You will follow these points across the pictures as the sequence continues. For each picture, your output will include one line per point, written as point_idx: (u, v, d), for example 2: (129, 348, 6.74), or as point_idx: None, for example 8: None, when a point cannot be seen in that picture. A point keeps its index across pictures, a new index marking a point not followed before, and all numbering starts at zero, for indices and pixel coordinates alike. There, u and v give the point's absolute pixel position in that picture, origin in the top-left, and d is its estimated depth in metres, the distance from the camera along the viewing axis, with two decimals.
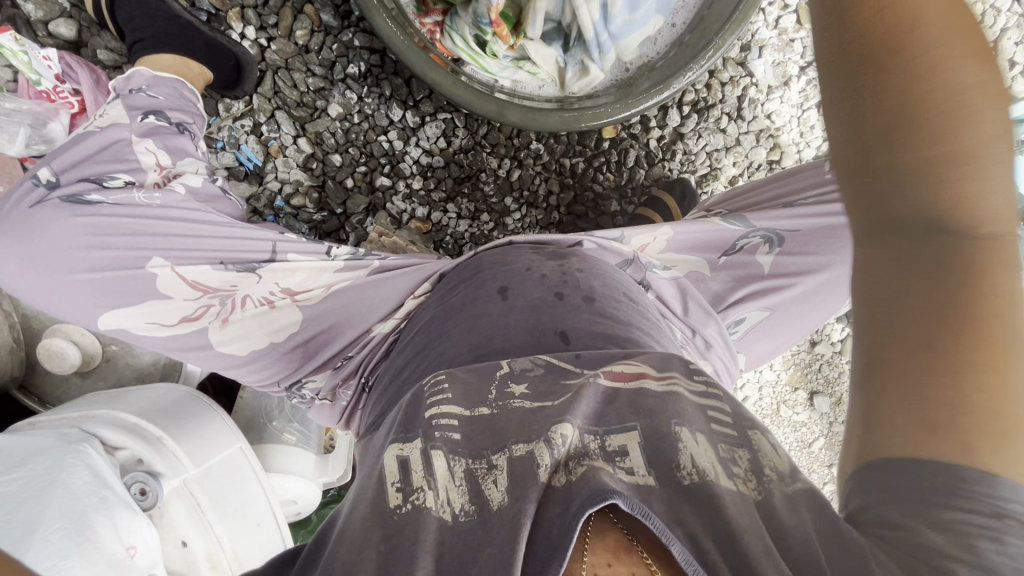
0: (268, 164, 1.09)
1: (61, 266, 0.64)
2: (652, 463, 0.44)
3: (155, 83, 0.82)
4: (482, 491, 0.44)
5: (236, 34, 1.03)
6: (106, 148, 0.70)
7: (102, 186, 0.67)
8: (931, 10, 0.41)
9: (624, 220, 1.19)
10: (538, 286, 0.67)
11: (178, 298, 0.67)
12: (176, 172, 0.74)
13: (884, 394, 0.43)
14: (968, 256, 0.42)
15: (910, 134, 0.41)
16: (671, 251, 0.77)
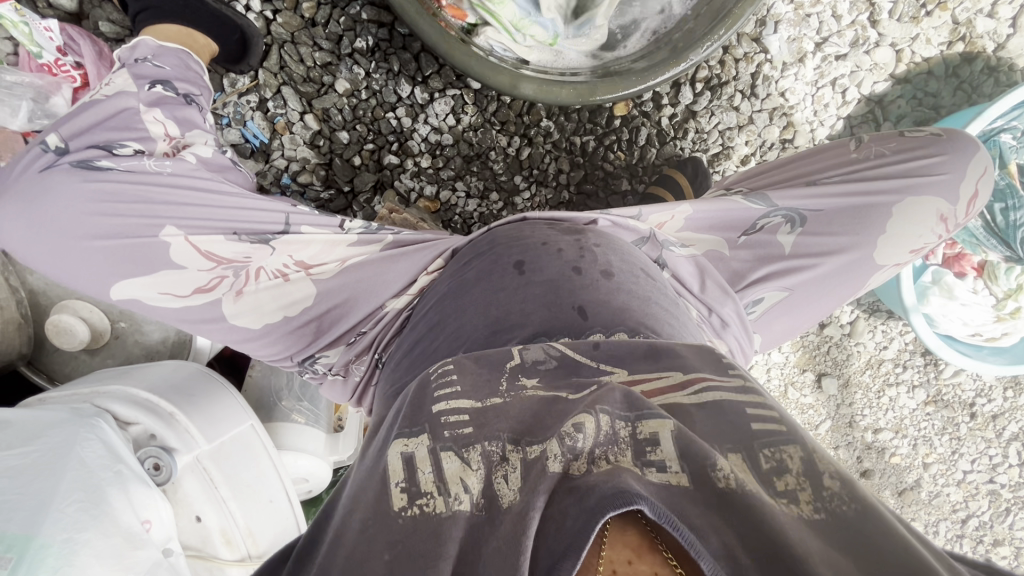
0: (274, 141, 1.08)
1: (72, 232, 0.63)
2: (686, 460, 0.40)
3: (160, 53, 0.81)
4: (493, 485, 0.42)
5: (241, 6, 1.00)
6: (116, 116, 0.68)
7: (112, 153, 0.66)
8: None
9: (635, 200, 1.18)
10: (555, 260, 0.66)
11: (191, 268, 0.66)
12: (185, 142, 0.72)
13: None
14: None
15: None
16: (689, 230, 0.76)
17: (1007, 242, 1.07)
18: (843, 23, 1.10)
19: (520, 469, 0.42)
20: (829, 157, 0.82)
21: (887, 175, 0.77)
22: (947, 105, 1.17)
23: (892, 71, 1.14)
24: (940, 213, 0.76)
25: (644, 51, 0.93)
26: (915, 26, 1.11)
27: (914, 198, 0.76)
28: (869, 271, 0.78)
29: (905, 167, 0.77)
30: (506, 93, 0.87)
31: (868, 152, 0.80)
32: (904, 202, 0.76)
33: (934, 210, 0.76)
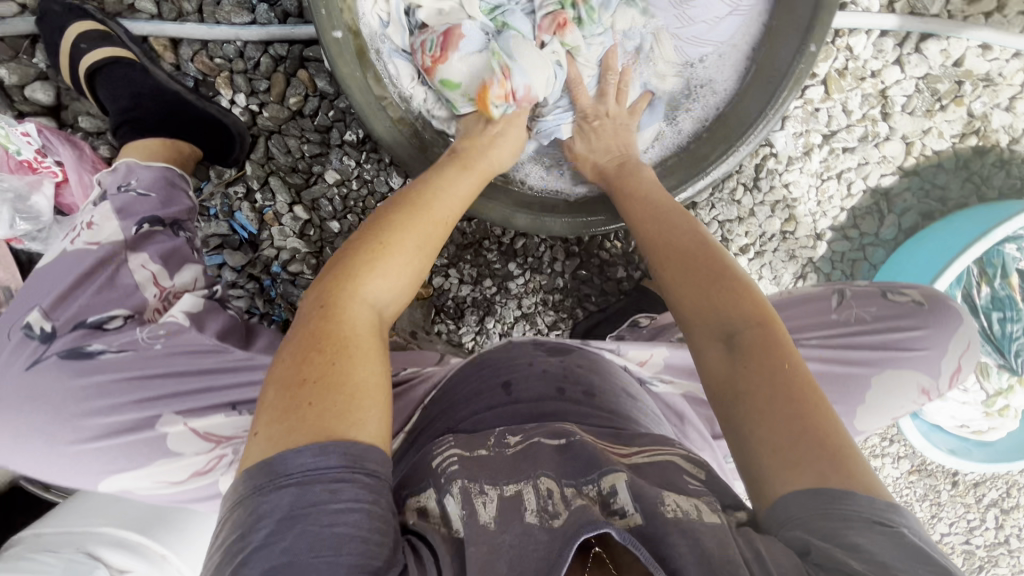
0: (263, 232, 1.06)
1: (63, 438, 0.61)
2: (638, 504, 0.51)
3: (138, 172, 0.79)
4: (472, 506, 0.51)
5: (226, 101, 0.95)
6: (104, 284, 0.67)
7: (100, 328, 0.65)
8: (725, 257, 0.69)
9: (630, 287, 1.17)
10: (541, 382, 0.76)
11: (189, 454, 0.63)
12: (175, 292, 0.71)
13: (755, 447, 0.56)
14: (767, 344, 0.61)
15: (728, 311, 0.64)
16: (668, 371, 0.89)
17: (1000, 349, 1.09)
18: (853, 117, 1.06)
19: (498, 500, 0.52)
20: (810, 313, 0.78)
21: (870, 344, 0.76)
22: (955, 198, 1.13)
23: (901, 164, 1.11)
24: (920, 386, 0.76)
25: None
26: (928, 119, 1.07)
27: (893, 369, 0.76)
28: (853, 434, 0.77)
29: (886, 336, 0.76)
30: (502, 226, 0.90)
31: (849, 316, 0.78)
32: (883, 375, 0.75)
33: (913, 382, 0.76)
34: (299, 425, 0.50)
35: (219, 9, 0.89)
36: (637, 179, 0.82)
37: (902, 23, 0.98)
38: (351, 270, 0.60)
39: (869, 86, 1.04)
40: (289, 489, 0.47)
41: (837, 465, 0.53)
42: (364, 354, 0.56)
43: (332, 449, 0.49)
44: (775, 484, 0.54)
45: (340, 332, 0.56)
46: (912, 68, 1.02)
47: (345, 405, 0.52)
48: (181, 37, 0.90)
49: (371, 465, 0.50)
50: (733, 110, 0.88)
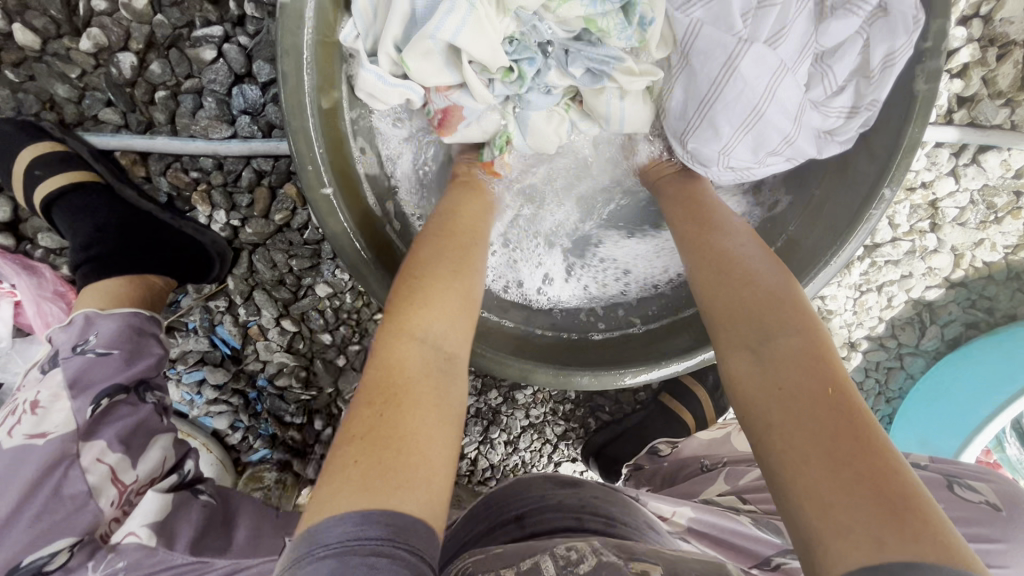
0: (247, 347, 0.96)
1: None
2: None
3: (99, 324, 0.68)
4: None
5: (204, 216, 0.85)
6: (48, 503, 0.54)
7: (41, 574, 0.52)
8: (761, 264, 0.62)
9: (647, 397, 1.09)
10: (556, 514, 0.70)
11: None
12: (139, 486, 0.61)
13: (796, 484, 0.48)
14: (813, 358, 0.54)
15: (764, 317, 0.58)
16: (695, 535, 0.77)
17: None
18: (899, 231, 0.96)
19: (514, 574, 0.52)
20: None
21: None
22: (1005, 310, 1.03)
23: (948, 276, 1.01)
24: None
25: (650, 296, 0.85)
26: (981, 231, 0.97)
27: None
28: None
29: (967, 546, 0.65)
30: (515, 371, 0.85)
31: None
32: None
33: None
34: (344, 484, 0.47)
35: (194, 122, 0.79)
36: (690, 190, 0.75)
37: (962, 135, 0.88)
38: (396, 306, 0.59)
39: (920, 197, 0.94)
40: (329, 560, 0.43)
41: (900, 521, 0.43)
42: (414, 401, 0.53)
43: (372, 516, 0.44)
44: (821, 536, 0.45)
45: (390, 377, 0.54)
46: (968, 180, 0.92)
47: (395, 459, 0.49)
48: (152, 151, 0.80)
49: (412, 539, 0.45)
50: (800, 241, 0.75)
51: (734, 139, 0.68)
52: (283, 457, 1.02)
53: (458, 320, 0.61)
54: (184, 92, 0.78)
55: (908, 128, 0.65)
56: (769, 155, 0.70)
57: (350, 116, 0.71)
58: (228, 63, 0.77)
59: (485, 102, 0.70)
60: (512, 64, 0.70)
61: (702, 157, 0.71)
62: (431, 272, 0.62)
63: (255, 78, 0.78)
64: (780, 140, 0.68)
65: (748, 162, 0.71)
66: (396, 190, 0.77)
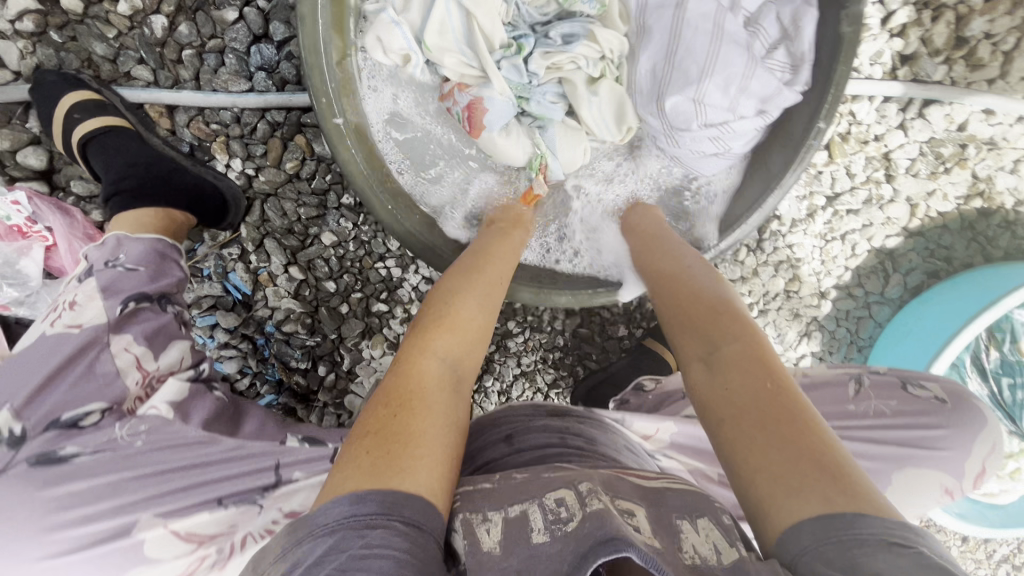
0: (257, 293, 1.03)
1: (29, 554, 0.55)
2: (657, 536, 0.50)
3: (128, 246, 0.75)
4: (475, 533, 0.53)
5: (221, 165, 0.94)
6: (82, 376, 0.61)
7: (75, 427, 0.59)
8: (715, 286, 0.72)
9: (632, 345, 1.15)
10: (542, 436, 0.76)
11: (169, 560, 0.58)
12: (159, 376, 0.67)
13: (747, 465, 0.54)
14: (758, 357, 0.62)
15: (716, 326, 0.66)
16: (675, 449, 0.86)
17: (1011, 417, 1.04)
18: (856, 180, 1.05)
19: (503, 525, 0.53)
20: (827, 401, 0.76)
21: (890, 441, 0.73)
22: (961, 258, 1.11)
23: (906, 225, 1.09)
24: (943, 486, 0.73)
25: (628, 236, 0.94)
26: (933, 182, 1.06)
27: (917, 469, 0.73)
28: None
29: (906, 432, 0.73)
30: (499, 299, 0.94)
31: (866, 407, 0.76)
32: (901, 475, 0.73)
33: (935, 481, 0.73)
34: (354, 472, 0.53)
35: (216, 77, 0.89)
36: (645, 224, 0.88)
37: (906, 90, 0.98)
38: (417, 332, 0.68)
39: (873, 149, 1.03)
40: (333, 534, 0.48)
41: (838, 482, 0.50)
42: (425, 405, 0.60)
43: (368, 497, 0.50)
44: (774, 505, 0.51)
45: (404, 387, 0.61)
46: (916, 133, 1.02)
47: (402, 447, 0.55)
48: (177, 104, 0.89)
49: (407, 514, 0.50)
50: (753, 175, 0.87)
51: (704, 78, 0.77)
52: (288, 402, 1.08)
53: (474, 347, 0.69)
54: (208, 51, 0.88)
55: (838, 62, 0.73)
56: (738, 93, 0.79)
57: (364, 64, 0.83)
58: (248, 25, 0.87)
59: (502, 93, 0.83)
60: (512, 40, 0.83)
61: (681, 109, 0.80)
62: (447, 300, 0.71)
63: (271, 38, 0.88)
64: (740, 71, 0.77)
65: (722, 107, 0.79)
66: (397, 134, 0.87)
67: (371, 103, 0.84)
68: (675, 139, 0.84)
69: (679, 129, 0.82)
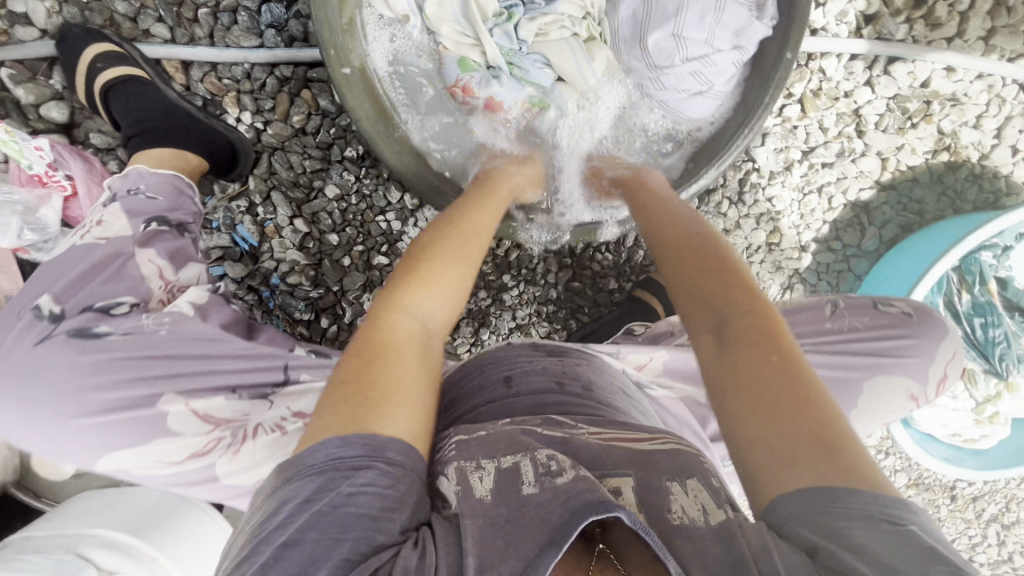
0: (263, 245, 1.09)
1: (67, 411, 0.61)
2: (643, 506, 0.53)
3: (149, 178, 0.82)
4: (468, 483, 0.55)
5: (232, 118, 1.00)
6: (115, 272, 0.68)
7: (108, 313, 0.65)
8: (721, 251, 0.69)
9: (622, 297, 1.19)
10: (538, 377, 0.78)
11: (188, 435, 0.64)
12: (180, 285, 0.72)
13: (745, 438, 0.55)
14: (765, 326, 0.60)
15: (722, 292, 0.64)
16: (666, 375, 0.89)
17: (985, 354, 1.08)
18: (829, 134, 1.12)
19: (497, 475, 0.55)
20: (806, 322, 0.80)
21: (863, 350, 0.78)
22: (932, 211, 1.17)
23: (878, 179, 1.16)
24: (909, 392, 0.78)
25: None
26: (901, 136, 1.13)
27: (886, 377, 0.77)
28: None
29: (876, 342, 0.78)
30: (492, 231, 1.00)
31: (842, 323, 0.79)
32: (874, 380, 0.77)
33: (902, 388, 0.78)
34: (333, 420, 0.55)
35: (229, 34, 0.96)
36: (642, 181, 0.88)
37: (871, 47, 1.05)
38: (389, 285, 0.66)
39: (844, 105, 1.10)
40: (316, 475, 0.52)
41: (835, 455, 0.51)
42: (400, 356, 0.60)
43: (353, 440, 0.53)
44: (771, 477, 0.53)
45: (378, 338, 0.61)
46: (882, 89, 1.09)
47: (379, 395, 0.56)
48: (193, 60, 0.96)
49: (391, 454, 0.53)
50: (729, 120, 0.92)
51: (682, 12, 0.85)
52: None
53: (450, 300, 0.68)
54: (222, 10, 0.95)
55: None
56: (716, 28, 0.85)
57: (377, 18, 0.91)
58: None
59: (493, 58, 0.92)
60: (505, 9, 0.92)
61: (661, 45, 0.88)
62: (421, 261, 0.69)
63: None
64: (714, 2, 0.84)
65: (701, 40, 0.86)
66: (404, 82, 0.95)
67: (378, 55, 0.91)
68: (660, 80, 0.91)
69: (664, 64, 0.89)
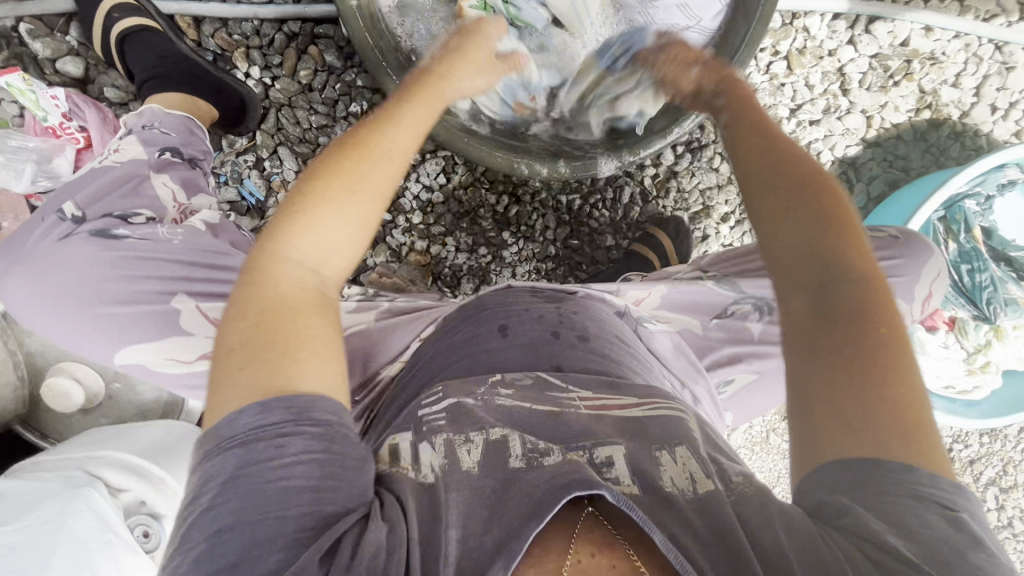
0: (270, 199, 1.11)
1: (89, 299, 0.66)
2: (634, 476, 0.53)
3: (161, 117, 0.86)
4: (455, 454, 0.55)
5: (241, 73, 1.05)
6: (134, 188, 0.75)
7: (127, 220, 0.72)
8: (833, 198, 0.60)
9: (620, 254, 1.22)
10: (536, 325, 0.75)
11: (201, 335, 0.68)
12: (191, 208, 0.80)
13: (815, 404, 0.54)
14: (864, 293, 0.56)
15: (824, 248, 0.58)
16: (666, 307, 0.86)
17: (973, 300, 1.13)
18: (815, 91, 1.16)
19: (486, 449, 0.55)
20: None
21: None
22: (917, 167, 1.22)
23: (863, 136, 1.20)
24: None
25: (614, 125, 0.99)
26: (884, 94, 1.17)
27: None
28: None
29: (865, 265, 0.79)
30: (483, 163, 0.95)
31: None
32: None
33: None
34: (230, 390, 0.49)
35: None
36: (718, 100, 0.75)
37: (852, 6, 1.10)
38: (279, 226, 0.56)
39: (828, 64, 1.15)
40: (236, 448, 0.47)
41: (907, 437, 0.50)
42: (302, 315, 0.53)
43: (270, 405, 0.48)
44: (832, 447, 0.52)
45: (273, 297, 0.53)
46: (864, 47, 1.14)
47: (280, 359, 0.50)
48: (204, 15, 1.01)
49: (316, 414, 0.49)
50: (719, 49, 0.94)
51: None
52: None
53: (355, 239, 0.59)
54: None
55: None
56: None
57: None
58: None
59: None
60: None
61: None
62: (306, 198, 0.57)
63: None
64: None
65: None
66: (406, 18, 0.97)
67: None
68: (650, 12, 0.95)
69: None
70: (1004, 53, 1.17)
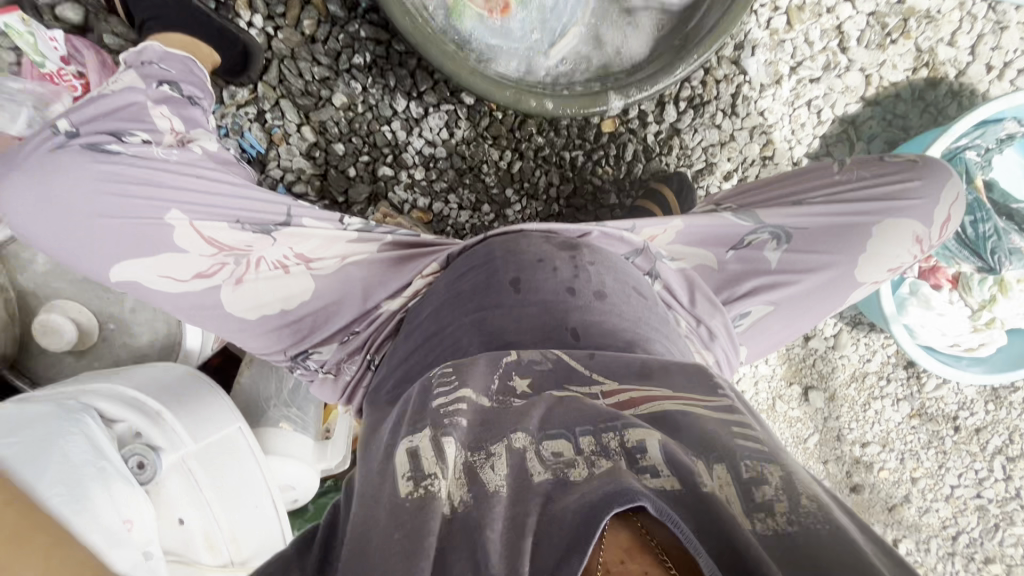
0: (271, 151, 1.10)
1: (83, 210, 0.70)
2: (670, 466, 0.45)
3: (166, 60, 0.84)
4: (481, 481, 0.47)
5: (244, 22, 1.05)
6: (133, 108, 0.75)
7: (121, 140, 0.73)
8: None
9: (623, 213, 1.21)
10: (550, 281, 0.71)
11: (194, 253, 0.73)
12: (189, 138, 0.79)
13: None
14: None
15: None
16: (680, 243, 0.84)
17: (977, 252, 1.12)
18: (815, 48, 1.18)
19: (509, 464, 0.48)
20: (816, 179, 0.92)
21: (870, 196, 0.88)
22: (915, 126, 1.23)
23: (863, 94, 1.21)
24: (916, 235, 0.87)
25: (613, 67, 0.98)
26: (882, 53, 1.19)
27: (893, 221, 0.87)
28: (845, 290, 0.87)
29: (880, 192, 0.88)
30: (483, 97, 0.92)
31: (852, 175, 0.91)
32: (884, 224, 0.86)
33: (910, 232, 0.87)
34: None
35: None
36: None
37: None
38: None
39: (826, 21, 1.17)
40: None
41: None
42: None
43: None
44: None
45: None
46: (862, 4, 1.16)
47: None
48: None
49: None
50: None
51: None
52: None
53: None
54: None
55: None
56: None
57: None
58: None
59: None
60: None
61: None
62: None
63: None
64: None
65: None
66: None
67: None
68: None
69: None
70: (997, 13, 1.19)
